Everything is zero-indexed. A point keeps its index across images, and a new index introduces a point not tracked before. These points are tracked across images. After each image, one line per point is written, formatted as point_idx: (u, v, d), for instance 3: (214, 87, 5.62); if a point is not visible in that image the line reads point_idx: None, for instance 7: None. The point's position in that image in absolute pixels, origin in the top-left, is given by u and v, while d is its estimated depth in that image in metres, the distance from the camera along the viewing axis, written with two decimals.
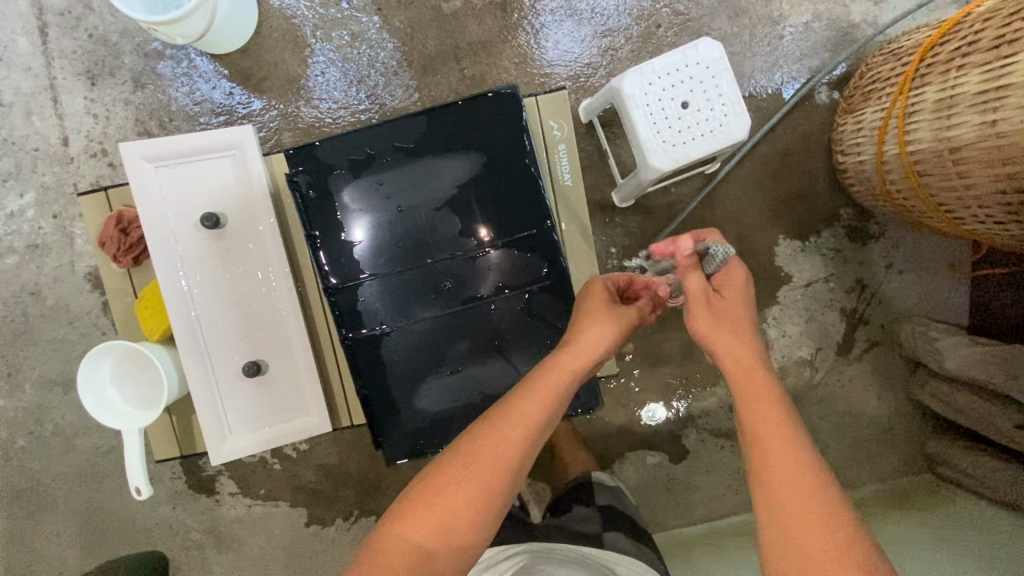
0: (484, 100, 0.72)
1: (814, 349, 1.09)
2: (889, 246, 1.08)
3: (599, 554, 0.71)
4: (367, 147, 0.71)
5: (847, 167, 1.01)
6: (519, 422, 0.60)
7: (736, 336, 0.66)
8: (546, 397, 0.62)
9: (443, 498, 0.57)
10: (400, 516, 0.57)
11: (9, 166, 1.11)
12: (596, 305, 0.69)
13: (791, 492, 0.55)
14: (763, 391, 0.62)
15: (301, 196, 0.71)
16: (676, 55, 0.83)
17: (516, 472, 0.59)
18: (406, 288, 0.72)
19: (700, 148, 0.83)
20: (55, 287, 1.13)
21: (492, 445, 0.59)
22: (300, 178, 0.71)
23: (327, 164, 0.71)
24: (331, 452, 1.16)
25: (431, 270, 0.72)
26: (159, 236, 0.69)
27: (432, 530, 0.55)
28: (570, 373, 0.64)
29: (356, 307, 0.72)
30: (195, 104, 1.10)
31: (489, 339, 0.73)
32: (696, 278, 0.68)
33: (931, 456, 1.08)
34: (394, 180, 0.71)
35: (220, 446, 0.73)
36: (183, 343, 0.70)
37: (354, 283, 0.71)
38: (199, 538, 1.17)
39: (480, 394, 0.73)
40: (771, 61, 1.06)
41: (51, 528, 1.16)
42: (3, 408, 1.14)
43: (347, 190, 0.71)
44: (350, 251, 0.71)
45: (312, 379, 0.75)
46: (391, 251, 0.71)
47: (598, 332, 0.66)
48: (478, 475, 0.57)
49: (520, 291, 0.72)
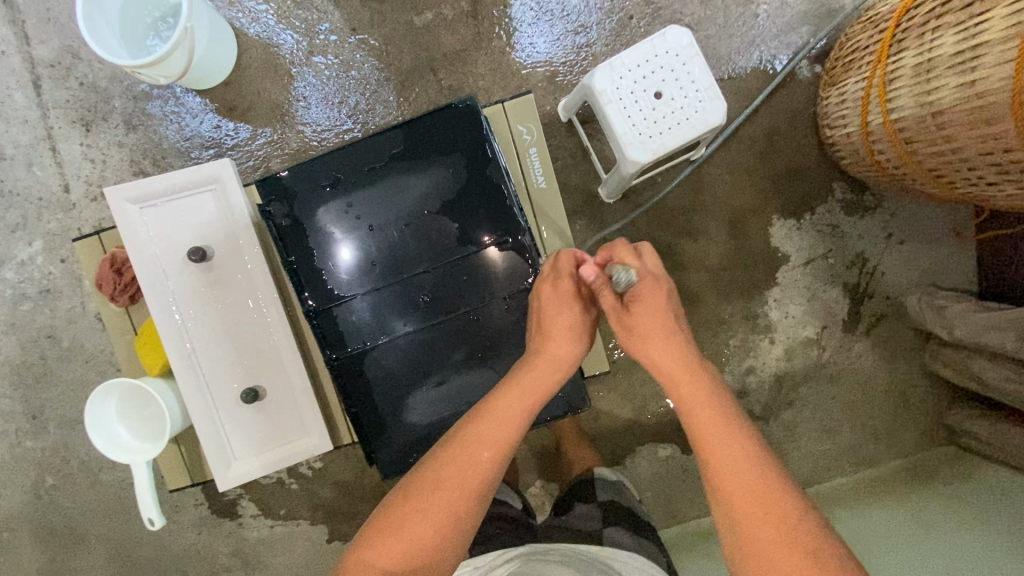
0: (448, 112, 0.72)
1: (820, 327, 1.07)
2: (887, 216, 1.06)
3: (600, 552, 0.71)
4: (335, 171, 0.73)
5: (835, 140, 0.99)
6: (487, 446, 0.61)
7: (661, 339, 0.65)
8: (513, 420, 0.62)
9: (409, 523, 0.58)
10: (367, 541, 0.58)
11: (16, 217, 1.15)
12: (566, 313, 0.67)
13: (743, 500, 0.56)
14: (700, 395, 0.62)
15: (276, 224, 0.72)
16: (644, 46, 0.83)
17: (484, 495, 0.61)
18: (387, 303, 0.73)
19: (678, 136, 0.83)
20: (69, 329, 1.17)
21: (458, 469, 0.60)
22: (273, 208, 0.72)
23: (297, 191, 0.72)
24: (344, 469, 1.17)
25: (411, 283, 0.73)
26: (149, 274, 0.72)
27: (399, 556, 0.57)
28: (538, 394, 0.64)
29: (338, 327, 0.73)
30: (186, 140, 1.13)
31: (475, 345, 0.73)
32: (607, 296, 0.67)
33: (950, 427, 1.05)
34: (364, 201, 0.73)
35: (226, 474, 0.75)
36: (181, 375, 0.72)
37: (333, 304, 0.73)
38: (227, 561, 1.20)
39: (470, 403, 0.74)
40: (748, 41, 1.05)
41: (85, 562, 1.20)
42: (31, 449, 1.19)
43: (318, 214, 0.72)
44: (329, 273, 0.73)
45: (309, 400, 0.76)
46: (370, 270, 0.73)
47: (563, 351, 0.66)
48: (444, 501, 0.58)
49: (501, 296, 0.73)
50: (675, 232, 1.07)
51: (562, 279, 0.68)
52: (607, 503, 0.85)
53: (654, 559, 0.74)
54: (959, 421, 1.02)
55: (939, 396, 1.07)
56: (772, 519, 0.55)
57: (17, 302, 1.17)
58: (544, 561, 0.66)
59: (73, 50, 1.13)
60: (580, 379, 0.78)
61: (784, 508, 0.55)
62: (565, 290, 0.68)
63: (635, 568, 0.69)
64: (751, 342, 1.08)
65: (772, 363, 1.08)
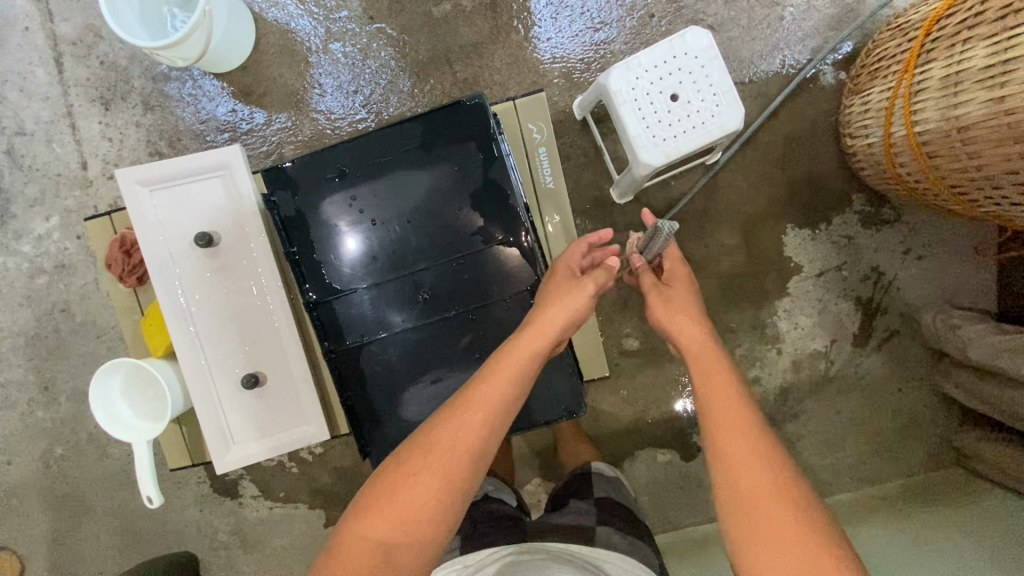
0: (459, 108, 0.72)
1: (829, 340, 1.05)
2: (906, 230, 1.03)
3: (591, 552, 0.70)
4: (341, 164, 0.72)
5: (857, 150, 0.96)
6: (477, 410, 0.60)
7: (688, 320, 0.73)
8: (503, 384, 0.62)
9: (403, 489, 0.57)
10: (360, 514, 0.57)
11: (36, 192, 1.18)
12: (558, 284, 0.70)
13: (748, 467, 0.57)
14: (717, 370, 0.66)
15: (280, 214, 0.72)
16: (662, 47, 0.81)
17: (479, 462, 0.59)
18: (388, 298, 0.73)
19: (692, 140, 0.81)
20: (82, 304, 1.20)
21: (452, 433, 0.59)
22: (278, 197, 0.72)
23: (302, 181, 0.72)
24: (344, 455, 1.18)
25: (413, 279, 0.73)
26: (156, 257, 0.72)
27: (392, 524, 0.56)
28: (527, 357, 0.64)
29: (337, 320, 0.73)
30: (202, 123, 1.14)
31: (475, 345, 0.73)
32: (649, 276, 0.80)
33: (959, 450, 1.03)
34: (368, 194, 0.72)
35: (224, 458, 0.75)
36: (185, 356, 0.73)
37: (333, 297, 0.73)
38: (226, 539, 1.23)
39: None
40: (772, 45, 1.02)
41: (91, 530, 1.25)
42: (43, 418, 1.23)
43: (322, 206, 0.72)
44: (333, 264, 0.73)
45: (309, 389, 0.76)
46: (372, 264, 0.73)
47: (558, 315, 0.66)
48: (436, 465, 0.58)
49: (503, 297, 0.73)
50: (686, 236, 1.05)
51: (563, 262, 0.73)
52: (601, 500, 0.86)
53: (645, 562, 0.75)
54: (967, 443, 1.00)
55: (949, 417, 1.05)
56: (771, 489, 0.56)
57: (34, 275, 1.20)
58: (535, 559, 0.67)
59: (96, 29, 1.15)
60: (580, 385, 0.77)
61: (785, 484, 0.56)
62: (558, 272, 0.71)
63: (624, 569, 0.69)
64: (758, 352, 1.06)
65: (777, 374, 1.06)
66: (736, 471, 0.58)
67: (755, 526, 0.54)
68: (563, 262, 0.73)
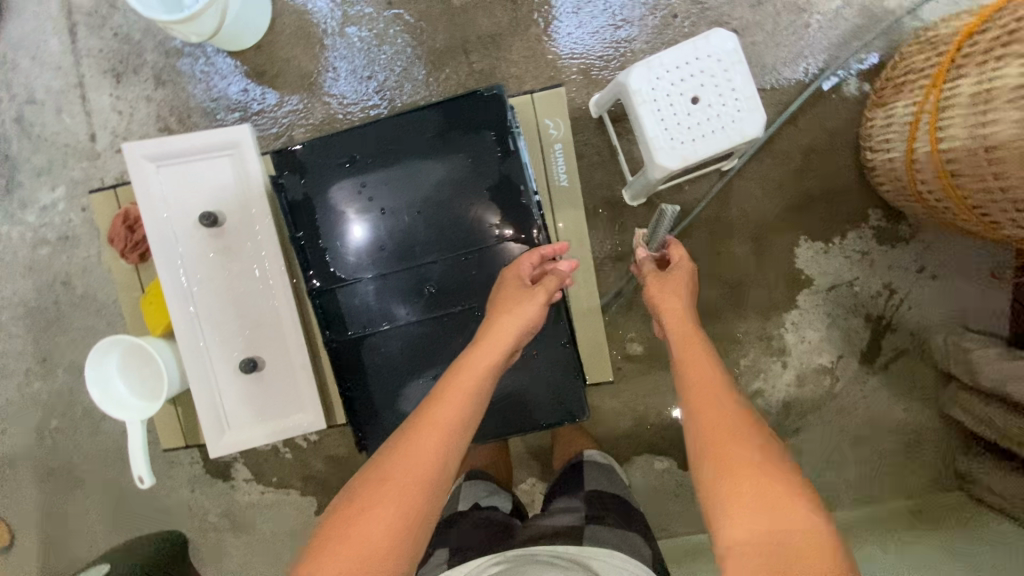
0: (478, 99, 0.70)
1: (835, 356, 1.04)
2: (921, 249, 1.01)
3: (576, 550, 0.70)
4: (353, 149, 0.71)
5: (876, 165, 0.95)
6: (435, 431, 0.57)
7: (673, 292, 0.78)
8: (460, 402, 0.60)
9: (360, 526, 0.52)
10: (315, 553, 0.52)
11: (43, 162, 1.17)
12: (509, 294, 0.68)
13: (717, 409, 0.61)
14: (694, 338, 0.73)
15: (288, 197, 0.71)
16: (685, 48, 0.79)
17: (441, 485, 0.56)
18: (394, 290, 0.72)
19: (710, 145, 0.79)
20: (84, 278, 1.19)
21: (410, 456, 0.55)
22: (286, 180, 0.71)
23: (312, 165, 0.71)
24: (339, 444, 1.18)
25: (420, 271, 0.71)
26: (159, 235, 0.70)
27: (350, 564, 0.50)
28: (481, 372, 0.62)
29: (341, 308, 0.72)
30: (213, 100, 1.13)
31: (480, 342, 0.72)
32: (648, 261, 0.86)
33: (960, 474, 1.01)
34: (379, 182, 0.71)
35: (218, 442, 0.73)
36: (183, 338, 0.71)
37: (338, 285, 0.72)
38: (216, 521, 1.23)
39: None
40: (796, 52, 1.00)
41: (83, 503, 1.25)
42: (40, 389, 1.23)
43: (331, 191, 0.71)
44: (339, 251, 0.71)
45: (308, 376, 0.75)
46: (379, 253, 0.71)
47: (512, 325, 0.65)
48: (395, 494, 0.54)
49: None
50: (698, 242, 1.04)
51: (511, 269, 0.69)
52: (593, 495, 0.85)
53: (637, 554, 0.74)
54: (969, 468, 0.99)
55: (952, 440, 1.03)
56: (736, 426, 0.59)
57: (37, 245, 1.19)
58: (520, 566, 0.66)
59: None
60: (582, 390, 0.76)
61: (750, 427, 0.59)
62: (508, 282, 0.68)
63: (613, 566, 0.68)
64: (762, 364, 1.05)
65: (781, 387, 1.05)
66: (704, 412, 0.61)
67: (720, 456, 0.56)
68: (511, 271, 0.69)
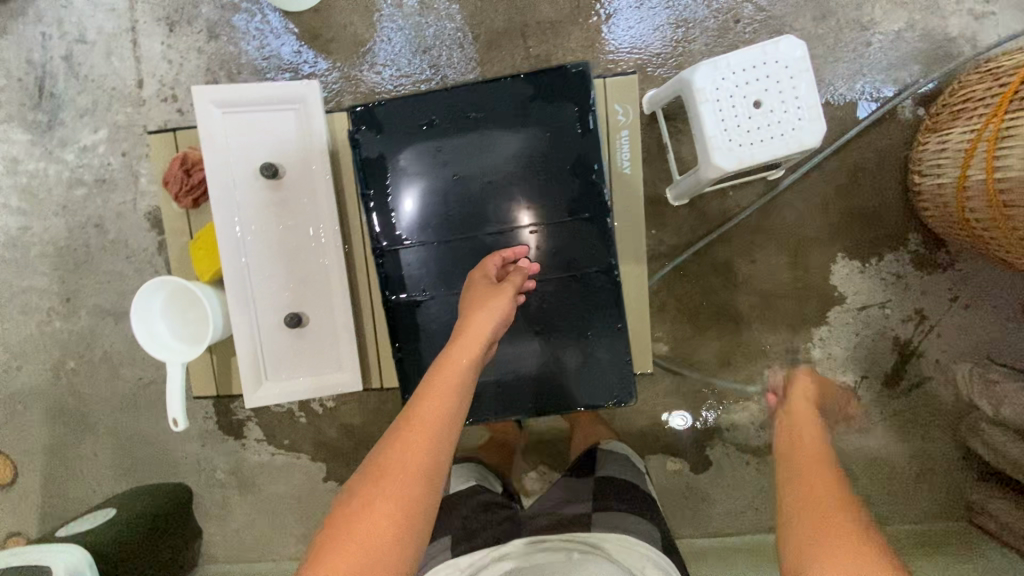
0: (554, 75, 0.69)
1: (860, 375, 1.04)
2: (957, 278, 1.01)
3: (590, 535, 0.72)
4: (430, 112, 0.71)
5: (923, 190, 0.95)
6: (421, 426, 0.57)
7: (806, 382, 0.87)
8: (444, 396, 0.59)
9: (360, 523, 0.52)
10: (321, 551, 0.52)
11: (87, 102, 1.17)
12: (479, 292, 0.67)
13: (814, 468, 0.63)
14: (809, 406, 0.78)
15: (362, 155, 0.71)
16: (754, 51, 0.79)
17: (436, 476, 0.56)
18: (452, 258, 0.72)
19: (768, 150, 0.79)
20: (117, 222, 1.19)
21: (403, 453, 0.55)
22: (361, 136, 0.71)
23: (387, 125, 0.71)
24: (355, 413, 1.18)
25: (480, 241, 0.72)
26: (219, 181, 0.70)
27: (356, 559, 0.50)
28: (462, 368, 0.62)
29: (400, 270, 0.72)
30: (264, 59, 1.13)
31: (531, 319, 0.73)
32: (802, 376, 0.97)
33: (970, 504, 1.02)
34: (451, 148, 0.71)
35: (254, 393, 0.74)
36: (232, 288, 0.71)
37: (399, 246, 0.72)
38: (224, 478, 1.24)
39: (515, 372, 0.74)
40: (854, 69, 1.00)
41: (92, 447, 1.26)
42: (60, 329, 1.23)
43: (404, 153, 0.71)
44: (405, 213, 0.72)
45: (350, 336, 0.75)
46: (442, 219, 0.72)
47: (485, 318, 0.64)
48: (391, 488, 0.54)
49: (566, 274, 0.72)
50: (736, 249, 1.05)
51: (479, 270, 0.68)
52: (601, 479, 0.87)
53: (646, 536, 0.74)
54: (981, 499, 0.99)
55: (965, 469, 1.04)
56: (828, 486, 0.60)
57: (73, 185, 1.19)
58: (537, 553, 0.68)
59: None
60: (630, 373, 0.74)
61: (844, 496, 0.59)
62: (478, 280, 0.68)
63: (624, 548, 0.70)
64: None
65: None
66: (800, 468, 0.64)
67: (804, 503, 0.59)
68: (479, 269, 0.68)
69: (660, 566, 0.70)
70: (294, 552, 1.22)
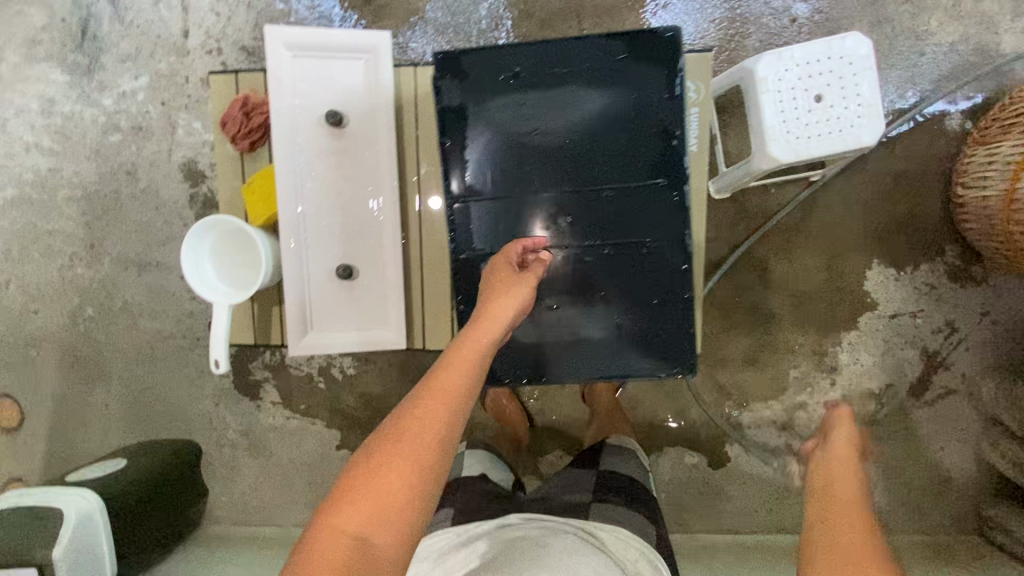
0: (638, 40, 0.69)
1: (885, 384, 1.04)
2: (988, 294, 1.02)
3: (587, 522, 0.73)
4: (518, 64, 0.71)
5: (965, 202, 0.96)
6: (441, 394, 0.56)
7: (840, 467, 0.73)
8: (466, 368, 0.59)
9: (373, 481, 0.51)
10: (332, 506, 0.51)
11: (130, 48, 1.16)
12: (502, 275, 0.68)
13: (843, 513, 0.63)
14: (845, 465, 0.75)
15: (444, 104, 0.71)
16: (820, 45, 0.80)
17: (451, 446, 0.55)
18: (525, 214, 0.72)
19: (826, 145, 0.80)
20: (150, 171, 1.18)
21: (420, 422, 0.54)
22: (444, 83, 0.71)
23: (471, 74, 0.71)
24: (374, 382, 1.17)
25: (555, 199, 0.72)
26: (283, 125, 0.71)
27: (368, 516, 0.50)
28: (483, 346, 0.61)
29: (468, 225, 0.73)
30: (314, 19, 1.12)
31: (596, 283, 0.73)
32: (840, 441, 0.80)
33: (984, 519, 1.02)
34: (536, 102, 0.71)
35: (298, 341, 0.75)
36: (287, 233, 0.72)
37: (472, 199, 0.72)
38: (235, 439, 1.23)
39: (575, 336, 0.74)
40: (905, 77, 1.01)
41: (103, 397, 1.24)
42: (82, 275, 1.22)
43: (489, 103, 0.71)
44: (482, 165, 0.72)
45: (398, 294, 0.76)
46: (520, 173, 0.72)
47: (510, 301, 0.64)
48: (408, 450, 0.52)
49: (636, 241, 0.72)
50: (772, 248, 1.05)
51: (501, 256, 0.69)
52: (603, 474, 0.86)
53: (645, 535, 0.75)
54: (998, 514, 1.00)
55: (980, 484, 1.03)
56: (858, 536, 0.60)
57: (108, 131, 1.18)
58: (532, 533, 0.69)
59: None
60: (690, 347, 0.73)
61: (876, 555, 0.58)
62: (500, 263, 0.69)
63: (618, 541, 0.70)
64: (811, 379, 1.06)
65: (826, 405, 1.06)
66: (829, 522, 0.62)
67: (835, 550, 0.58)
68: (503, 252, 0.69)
69: (650, 560, 0.70)
70: (301, 519, 1.20)
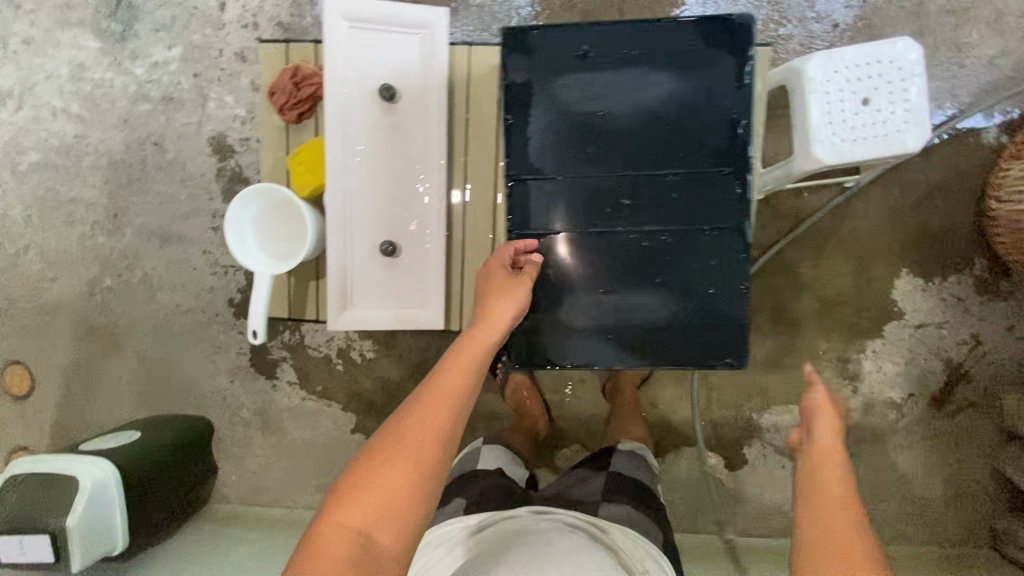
0: (707, 27, 0.70)
1: (906, 394, 1.05)
2: (1015, 308, 1.02)
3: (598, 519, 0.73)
4: (586, 43, 0.71)
5: (998, 214, 0.95)
6: (441, 396, 0.59)
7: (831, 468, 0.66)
8: (465, 371, 0.62)
9: (377, 478, 0.54)
10: (337, 503, 0.53)
11: (166, 18, 1.15)
12: (500, 282, 0.71)
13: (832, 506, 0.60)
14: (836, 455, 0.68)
15: (508, 82, 0.72)
16: (870, 48, 0.80)
17: (450, 445, 0.58)
18: (584, 194, 0.72)
19: (868, 149, 0.80)
20: (177, 143, 1.17)
21: (421, 421, 0.57)
22: (511, 59, 0.71)
23: (538, 52, 0.71)
24: (394, 367, 1.17)
25: (619, 180, 0.72)
26: (337, 99, 0.74)
27: (372, 510, 0.52)
28: (480, 352, 0.65)
29: (525, 203, 0.73)
30: None
31: (654, 267, 0.73)
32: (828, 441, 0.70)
33: (997, 532, 1.01)
34: (603, 82, 0.71)
35: (338, 315, 0.78)
36: (333, 206, 0.75)
37: (532, 178, 0.73)
38: (248, 417, 1.22)
39: (630, 320, 0.73)
40: (944, 89, 1.01)
41: (116, 368, 1.23)
42: (102, 245, 1.21)
43: (558, 81, 0.72)
44: (544, 144, 0.72)
45: (438, 272, 0.78)
46: (583, 153, 0.72)
47: (505, 307, 0.69)
48: (410, 448, 0.55)
49: (695, 227, 0.72)
50: (801, 252, 1.05)
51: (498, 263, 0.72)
52: (612, 478, 0.84)
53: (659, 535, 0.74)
54: (1009, 527, 0.98)
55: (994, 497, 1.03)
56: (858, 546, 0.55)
57: (138, 100, 1.17)
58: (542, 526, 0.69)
59: None
60: (745, 334, 0.72)
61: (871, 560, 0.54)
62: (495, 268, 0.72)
63: (628, 540, 0.70)
64: (834, 385, 1.06)
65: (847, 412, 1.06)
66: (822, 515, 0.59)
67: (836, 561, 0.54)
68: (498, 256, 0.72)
69: (658, 560, 0.69)
70: (310, 503, 1.19)
